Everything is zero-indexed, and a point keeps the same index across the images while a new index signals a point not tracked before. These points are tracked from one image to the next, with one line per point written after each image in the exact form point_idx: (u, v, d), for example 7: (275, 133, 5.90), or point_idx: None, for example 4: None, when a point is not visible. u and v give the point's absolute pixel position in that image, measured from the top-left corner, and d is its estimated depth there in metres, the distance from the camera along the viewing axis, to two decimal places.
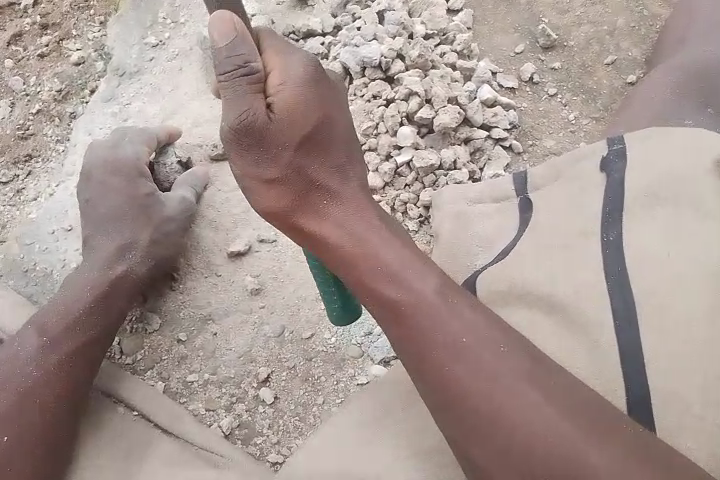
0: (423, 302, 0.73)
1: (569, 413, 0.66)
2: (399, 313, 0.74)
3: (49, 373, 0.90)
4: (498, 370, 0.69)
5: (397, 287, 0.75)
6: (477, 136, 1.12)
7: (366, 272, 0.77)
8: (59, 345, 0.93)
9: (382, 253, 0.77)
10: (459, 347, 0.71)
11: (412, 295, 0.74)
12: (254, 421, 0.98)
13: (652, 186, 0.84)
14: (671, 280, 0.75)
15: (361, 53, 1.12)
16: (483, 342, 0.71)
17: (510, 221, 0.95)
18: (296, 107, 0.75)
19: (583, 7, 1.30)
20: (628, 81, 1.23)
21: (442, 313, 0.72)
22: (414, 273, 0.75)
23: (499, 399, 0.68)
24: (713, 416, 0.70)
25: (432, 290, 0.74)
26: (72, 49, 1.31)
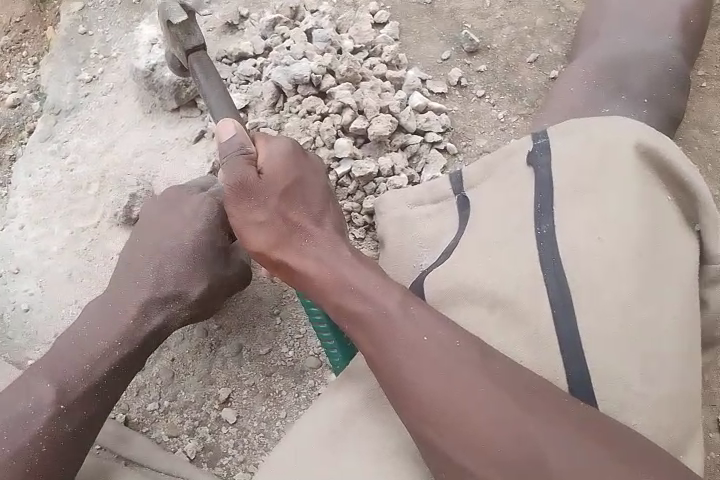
0: (386, 318, 0.77)
1: (525, 398, 0.71)
2: (373, 331, 0.77)
3: (52, 431, 0.87)
4: (457, 365, 0.73)
5: (364, 303, 0.79)
6: (412, 141, 1.16)
7: (332, 291, 0.81)
8: (75, 410, 0.89)
9: (345, 271, 0.81)
10: (420, 350, 0.74)
11: (372, 304, 0.78)
12: (219, 442, 0.99)
13: (577, 178, 0.88)
14: (602, 267, 0.80)
15: (292, 71, 1.13)
16: (443, 342, 0.74)
17: (450, 221, 0.99)
18: (279, 168, 0.85)
19: (503, 10, 1.36)
20: (551, 77, 1.29)
21: (402, 321, 0.76)
22: (375, 287, 0.79)
23: (458, 394, 0.71)
24: (646, 387, 0.77)
25: (393, 300, 0.78)
26: (7, 92, 1.32)
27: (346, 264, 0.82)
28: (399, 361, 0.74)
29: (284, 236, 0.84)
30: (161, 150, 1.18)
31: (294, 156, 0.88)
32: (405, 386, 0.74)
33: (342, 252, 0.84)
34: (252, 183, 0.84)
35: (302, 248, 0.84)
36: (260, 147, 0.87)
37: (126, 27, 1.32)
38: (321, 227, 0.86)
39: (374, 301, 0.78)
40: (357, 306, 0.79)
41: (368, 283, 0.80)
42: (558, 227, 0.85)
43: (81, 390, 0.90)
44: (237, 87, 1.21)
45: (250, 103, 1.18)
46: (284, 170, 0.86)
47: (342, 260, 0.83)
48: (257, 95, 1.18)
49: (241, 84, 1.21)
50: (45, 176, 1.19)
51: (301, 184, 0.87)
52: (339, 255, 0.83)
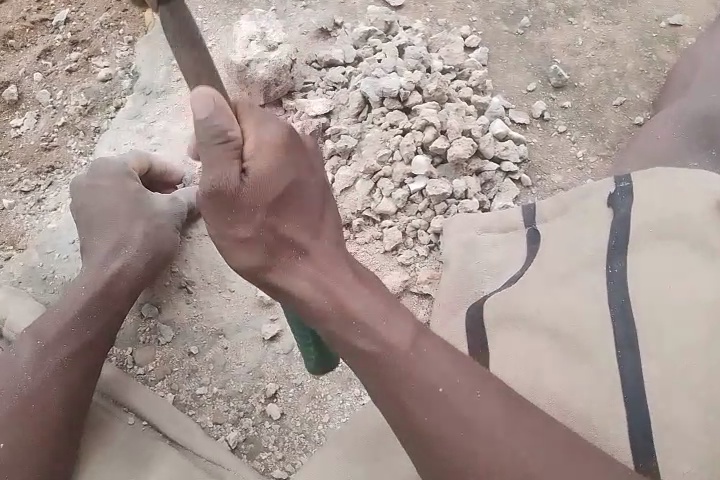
0: (403, 361, 0.74)
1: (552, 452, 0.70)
2: (386, 375, 0.74)
3: (46, 377, 0.93)
4: (475, 418, 0.71)
5: (375, 344, 0.75)
6: (488, 168, 1.16)
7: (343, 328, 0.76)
8: (56, 348, 0.95)
9: (348, 297, 0.76)
10: (433, 395, 0.73)
11: (387, 347, 0.74)
12: (261, 436, 1.01)
13: (652, 221, 0.86)
14: (671, 312, 0.77)
15: (380, 84, 1.15)
16: (462, 390, 0.73)
17: (518, 252, 0.99)
18: (272, 171, 0.71)
19: (594, 50, 1.35)
20: (636, 122, 1.28)
21: (412, 360, 0.74)
22: (386, 324, 0.76)
23: (471, 445, 0.71)
24: (707, 440, 0.72)
25: (404, 335, 0.75)
26: (99, 66, 1.36)
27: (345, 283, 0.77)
28: (411, 406, 0.73)
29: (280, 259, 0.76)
30: None
31: (283, 147, 0.71)
32: (414, 426, 0.73)
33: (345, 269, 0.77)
34: (233, 189, 0.69)
35: (303, 270, 0.76)
36: (248, 130, 0.70)
37: (223, 19, 1.36)
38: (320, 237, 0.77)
39: (383, 338, 0.75)
40: (365, 344, 0.75)
41: (376, 312, 0.76)
42: (630, 268, 0.83)
43: (57, 330, 0.97)
44: (324, 92, 1.23)
45: (333, 108, 1.20)
46: (278, 175, 0.72)
47: (345, 281, 0.77)
48: (342, 103, 1.20)
49: (328, 90, 1.23)
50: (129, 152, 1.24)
51: (295, 187, 0.73)
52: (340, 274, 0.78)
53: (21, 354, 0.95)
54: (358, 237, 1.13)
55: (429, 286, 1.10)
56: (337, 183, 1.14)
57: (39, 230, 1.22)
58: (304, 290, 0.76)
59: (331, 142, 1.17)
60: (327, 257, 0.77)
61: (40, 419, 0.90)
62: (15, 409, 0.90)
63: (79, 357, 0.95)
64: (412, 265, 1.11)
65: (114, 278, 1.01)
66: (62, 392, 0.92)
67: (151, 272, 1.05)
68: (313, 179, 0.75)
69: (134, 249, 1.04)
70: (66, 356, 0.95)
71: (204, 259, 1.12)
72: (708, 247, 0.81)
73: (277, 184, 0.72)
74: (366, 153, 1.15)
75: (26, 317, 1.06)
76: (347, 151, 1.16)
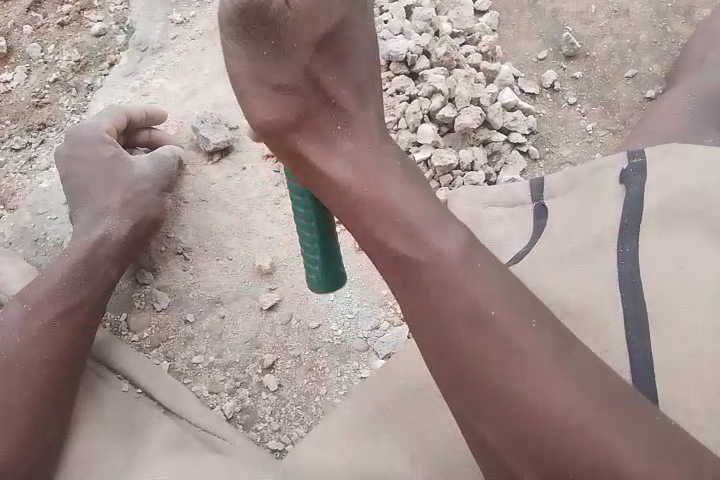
0: (440, 261, 0.68)
1: (596, 398, 0.62)
2: (419, 272, 0.68)
3: (32, 340, 0.90)
4: (518, 347, 0.64)
5: (411, 241, 0.69)
6: (495, 139, 1.12)
7: (373, 217, 0.72)
8: (41, 312, 0.92)
9: (395, 197, 0.72)
10: (486, 322, 0.65)
11: (429, 250, 0.68)
12: (257, 407, 1.00)
13: (668, 202, 0.84)
14: (684, 296, 0.76)
15: (388, 47, 1.12)
16: (514, 320, 0.65)
17: (523, 226, 0.96)
18: (309, 29, 0.76)
19: (607, 19, 1.31)
20: (647, 96, 1.24)
21: (463, 277, 0.67)
22: (432, 230, 0.69)
23: (514, 377, 0.63)
24: (713, 425, 0.71)
25: (454, 244, 0.68)
26: (93, 20, 1.30)
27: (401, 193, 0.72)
28: (442, 309, 0.66)
29: (305, 117, 0.78)
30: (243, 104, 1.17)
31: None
32: (443, 341, 0.66)
33: (390, 164, 0.75)
34: (278, 35, 0.75)
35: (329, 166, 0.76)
36: None
37: None
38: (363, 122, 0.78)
39: (421, 241, 0.69)
40: (399, 241, 0.70)
41: (418, 213, 0.71)
42: (641, 250, 0.81)
43: (45, 292, 0.94)
44: None
45: None
46: (316, 28, 0.76)
47: (389, 181, 0.73)
48: None
49: None
50: None
51: (335, 57, 0.79)
52: (389, 169, 0.74)
53: (7, 317, 0.92)
54: None
55: None
56: None
57: (29, 190, 1.18)
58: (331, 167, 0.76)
59: None
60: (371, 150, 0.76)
61: (31, 377, 0.88)
62: (6, 370, 0.88)
63: (65, 320, 0.92)
64: None
65: (102, 245, 0.98)
66: (50, 352, 0.90)
67: (144, 235, 1.02)
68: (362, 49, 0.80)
69: (124, 217, 1.01)
70: (51, 315, 0.92)
71: (200, 227, 1.10)
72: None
73: (308, 41, 0.76)
74: None
75: (17, 280, 1.03)
76: None
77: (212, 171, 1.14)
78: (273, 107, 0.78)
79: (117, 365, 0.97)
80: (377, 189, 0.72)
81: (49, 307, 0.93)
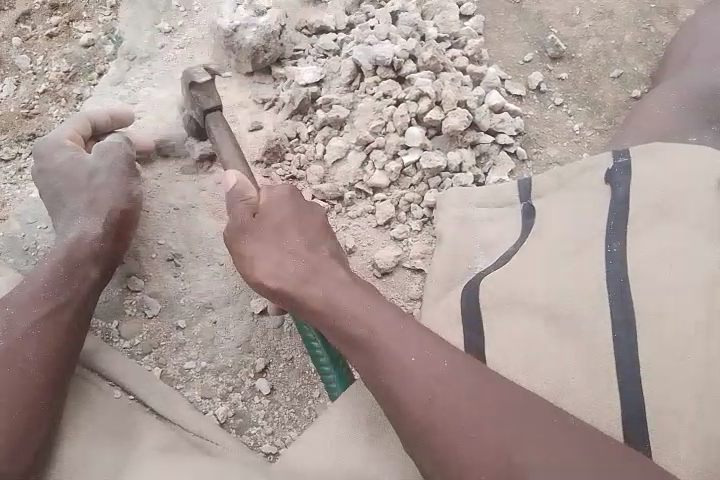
0: (374, 343, 0.79)
1: (518, 428, 0.70)
2: (365, 355, 0.79)
3: (17, 339, 0.89)
4: (457, 410, 0.72)
5: (356, 325, 0.81)
6: (483, 140, 1.13)
7: (326, 313, 0.84)
8: (27, 312, 0.92)
9: (339, 294, 0.84)
10: (412, 374, 0.76)
11: (366, 326, 0.80)
12: (250, 411, 1.00)
13: (653, 200, 0.85)
14: (669, 292, 0.76)
15: (374, 52, 1.12)
16: (431, 372, 0.75)
17: (512, 226, 0.97)
18: (275, 211, 0.91)
19: (592, 21, 1.32)
20: (633, 96, 1.25)
21: (387, 342, 0.78)
22: (366, 307, 0.82)
23: (471, 443, 0.71)
24: (702, 419, 0.71)
25: (383, 312, 0.81)
26: (82, 31, 1.31)
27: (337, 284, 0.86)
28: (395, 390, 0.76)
29: (274, 258, 0.89)
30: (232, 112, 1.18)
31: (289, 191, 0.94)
32: (409, 420, 0.75)
33: (339, 273, 0.87)
34: (244, 222, 0.90)
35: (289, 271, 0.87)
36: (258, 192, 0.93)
37: None
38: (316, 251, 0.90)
39: (363, 320, 0.81)
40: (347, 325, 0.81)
41: (355, 300, 0.83)
42: (627, 247, 0.82)
43: (29, 294, 0.93)
44: (314, 60, 1.19)
45: (325, 77, 1.16)
46: (273, 212, 0.91)
47: (332, 286, 0.85)
48: (333, 71, 1.17)
49: (318, 58, 1.19)
50: None
51: (281, 224, 0.91)
52: (332, 276, 0.86)
53: None
54: (349, 210, 1.11)
55: (422, 261, 1.07)
56: (328, 155, 1.12)
57: (19, 200, 1.18)
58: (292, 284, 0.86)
59: (321, 112, 1.14)
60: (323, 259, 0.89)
61: (19, 379, 0.86)
62: None
63: (52, 320, 0.92)
64: (406, 240, 1.09)
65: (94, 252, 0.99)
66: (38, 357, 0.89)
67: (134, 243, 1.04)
68: (285, 199, 0.92)
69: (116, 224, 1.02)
70: (38, 319, 0.91)
71: (190, 233, 1.10)
72: (708, 229, 0.80)
73: (270, 219, 0.91)
74: (359, 124, 1.12)
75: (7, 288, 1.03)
76: (338, 123, 1.13)
77: (202, 177, 1.14)
78: (255, 244, 0.90)
79: (107, 372, 0.97)
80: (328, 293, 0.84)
81: (33, 307, 0.92)
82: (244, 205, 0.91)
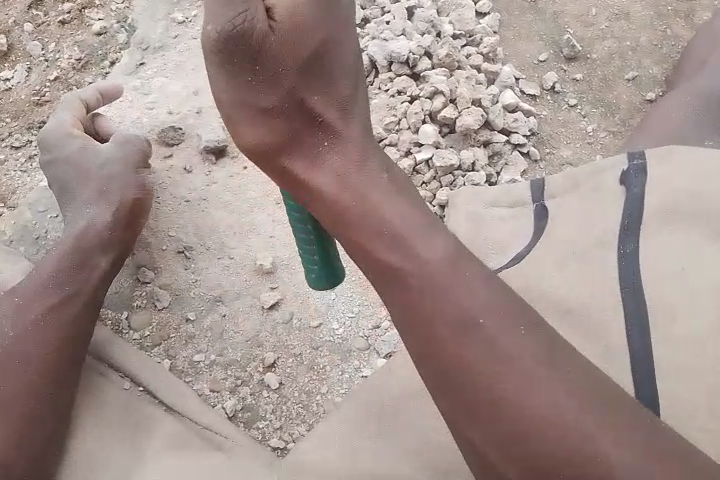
0: (421, 270, 0.68)
1: (575, 395, 0.63)
2: (399, 280, 0.69)
3: (24, 331, 0.90)
4: (511, 368, 0.64)
5: (399, 251, 0.69)
6: (496, 139, 1.12)
7: (357, 224, 0.72)
8: (33, 303, 0.92)
9: (380, 207, 0.72)
10: (470, 323, 0.65)
11: (408, 252, 0.69)
12: (258, 405, 1.00)
13: (667, 202, 0.84)
14: (685, 297, 0.76)
15: (389, 48, 1.12)
16: (502, 323, 0.66)
17: (524, 227, 0.96)
18: (299, 42, 0.72)
19: (608, 21, 1.31)
20: (648, 98, 1.25)
21: (456, 285, 0.67)
22: (415, 234, 0.70)
23: (513, 403, 0.63)
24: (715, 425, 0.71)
25: (437, 249, 0.69)
26: (94, 19, 1.30)
27: (378, 191, 0.73)
28: (435, 328, 0.66)
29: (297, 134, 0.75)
30: None
31: (321, 8, 0.73)
32: (446, 360, 0.66)
33: (379, 176, 0.73)
34: (263, 43, 0.70)
35: (317, 153, 0.75)
36: None
37: None
38: (350, 131, 0.75)
39: (408, 247, 0.69)
40: (382, 246, 0.70)
41: (401, 218, 0.71)
42: (642, 250, 0.81)
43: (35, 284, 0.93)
44: None
45: None
46: (304, 47, 0.72)
47: (375, 192, 0.72)
48: None
49: None
50: (121, 109, 1.19)
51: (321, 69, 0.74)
52: (372, 181, 0.73)
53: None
54: None
55: None
56: None
57: (29, 188, 1.17)
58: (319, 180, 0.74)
59: None
60: (355, 143, 0.75)
61: (26, 371, 0.87)
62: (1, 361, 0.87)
63: (59, 312, 0.92)
64: None
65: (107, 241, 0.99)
66: (48, 349, 0.89)
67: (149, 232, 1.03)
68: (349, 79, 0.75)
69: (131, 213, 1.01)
70: (44, 309, 0.92)
71: (201, 226, 1.10)
72: None
73: (299, 58, 0.72)
74: (372, 120, 1.13)
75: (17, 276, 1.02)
76: None
77: (214, 169, 1.14)
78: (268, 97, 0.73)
79: (117, 363, 0.96)
80: (366, 198, 0.72)
81: (39, 298, 0.92)
82: (252, 0, 0.69)
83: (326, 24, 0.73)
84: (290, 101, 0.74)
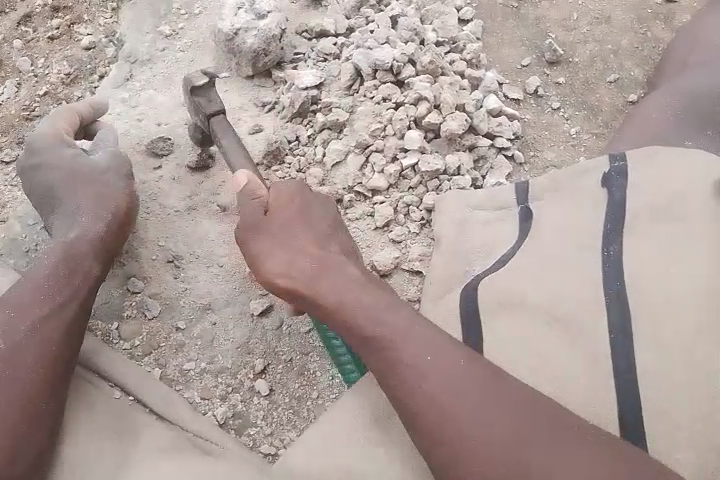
0: (395, 346, 0.77)
1: (538, 432, 0.70)
2: (382, 356, 0.78)
3: (17, 342, 0.89)
4: (480, 419, 0.71)
5: (375, 328, 0.79)
6: (481, 143, 1.15)
7: (342, 315, 0.82)
8: (25, 312, 0.92)
9: (355, 298, 0.82)
10: (435, 385, 0.74)
11: (382, 333, 0.79)
12: (249, 412, 1.00)
13: (650, 205, 0.86)
14: (667, 295, 0.76)
15: (373, 56, 1.14)
16: (458, 377, 0.74)
17: (509, 229, 0.98)
18: (283, 200, 0.91)
19: (589, 26, 1.33)
20: (629, 100, 1.26)
21: (403, 345, 0.77)
22: (384, 311, 0.80)
23: (495, 454, 0.70)
24: (698, 422, 0.71)
25: (400, 322, 0.79)
26: (82, 34, 1.32)
27: (350, 284, 0.84)
28: (415, 402, 0.75)
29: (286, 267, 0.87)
30: (231, 115, 1.19)
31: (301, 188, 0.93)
32: (433, 437, 0.73)
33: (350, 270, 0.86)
34: (252, 222, 0.90)
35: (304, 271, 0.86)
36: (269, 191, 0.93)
37: None
38: (329, 248, 0.89)
39: (378, 323, 0.79)
40: (363, 329, 0.80)
41: (374, 303, 0.81)
42: (625, 251, 0.82)
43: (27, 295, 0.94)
44: (314, 64, 1.20)
45: (324, 81, 1.17)
46: (288, 201, 0.91)
47: (349, 280, 0.84)
48: (333, 75, 1.18)
49: (318, 62, 1.20)
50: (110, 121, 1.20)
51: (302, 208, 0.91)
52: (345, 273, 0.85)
53: None
54: (348, 213, 1.11)
55: (421, 263, 1.07)
56: (327, 158, 1.13)
57: (19, 201, 1.18)
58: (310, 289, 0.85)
59: (321, 116, 1.15)
60: (333, 261, 0.87)
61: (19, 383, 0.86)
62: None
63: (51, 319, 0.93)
64: (404, 242, 1.10)
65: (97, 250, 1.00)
66: (37, 357, 0.89)
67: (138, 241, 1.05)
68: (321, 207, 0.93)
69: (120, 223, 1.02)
70: (37, 319, 0.91)
71: (189, 234, 1.11)
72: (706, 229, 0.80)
73: (286, 206, 0.90)
74: (358, 128, 1.13)
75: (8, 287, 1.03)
76: (338, 126, 1.14)
77: (202, 179, 1.15)
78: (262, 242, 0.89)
79: (106, 372, 0.97)
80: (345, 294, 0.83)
81: (31, 309, 0.92)
82: (257, 204, 0.90)
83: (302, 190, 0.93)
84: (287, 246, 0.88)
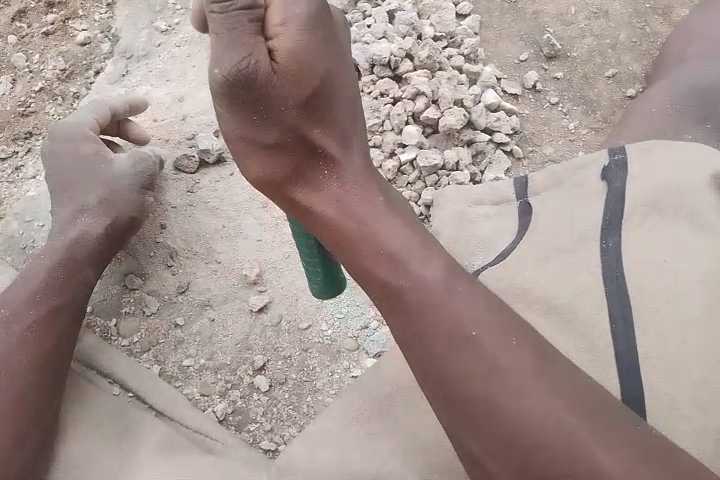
0: (428, 296, 0.70)
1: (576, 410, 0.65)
2: (409, 305, 0.71)
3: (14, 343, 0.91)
4: (516, 389, 0.66)
5: (404, 275, 0.72)
6: (480, 138, 1.14)
7: (364, 249, 0.74)
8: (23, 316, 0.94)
9: (381, 230, 0.74)
10: (471, 345, 0.68)
11: (413, 282, 0.71)
12: (248, 408, 1.00)
13: (649, 196, 0.85)
14: (669, 288, 0.76)
15: (371, 51, 1.14)
16: (497, 339, 0.68)
17: (507, 225, 0.95)
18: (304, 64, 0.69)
19: (587, 20, 1.33)
20: (628, 95, 1.26)
21: (442, 297, 0.70)
22: (415, 257, 0.72)
23: (533, 426, 0.65)
24: (699, 415, 0.72)
25: (434, 272, 0.71)
26: (78, 29, 1.31)
27: (379, 214, 0.74)
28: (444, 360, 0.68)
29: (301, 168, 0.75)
30: None
31: (323, 49, 0.70)
32: (463, 400, 0.67)
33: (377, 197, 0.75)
34: (263, 83, 0.68)
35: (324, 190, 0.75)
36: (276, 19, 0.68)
37: None
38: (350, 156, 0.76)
39: (408, 269, 0.72)
40: (390, 274, 0.72)
41: (402, 243, 0.73)
42: (623, 244, 0.82)
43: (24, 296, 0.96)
44: None
45: None
46: (313, 67, 0.70)
47: (376, 213, 0.75)
48: None
49: None
50: None
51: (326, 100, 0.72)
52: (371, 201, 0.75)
53: None
54: None
55: None
56: None
57: (15, 198, 1.18)
58: (327, 210, 0.75)
59: None
60: (359, 176, 0.75)
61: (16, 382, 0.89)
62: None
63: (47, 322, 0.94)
64: None
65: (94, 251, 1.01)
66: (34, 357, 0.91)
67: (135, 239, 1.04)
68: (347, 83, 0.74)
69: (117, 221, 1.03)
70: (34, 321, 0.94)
71: (188, 230, 1.10)
72: (704, 223, 0.81)
73: (306, 82, 0.70)
74: None
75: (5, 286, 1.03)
76: None
77: (200, 176, 1.15)
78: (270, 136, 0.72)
79: (105, 368, 0.98)
80: (372, 226, 0.73)
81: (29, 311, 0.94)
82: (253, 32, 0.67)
83: (330, 51, 0.71)
84: (301, 152, 0.74)
